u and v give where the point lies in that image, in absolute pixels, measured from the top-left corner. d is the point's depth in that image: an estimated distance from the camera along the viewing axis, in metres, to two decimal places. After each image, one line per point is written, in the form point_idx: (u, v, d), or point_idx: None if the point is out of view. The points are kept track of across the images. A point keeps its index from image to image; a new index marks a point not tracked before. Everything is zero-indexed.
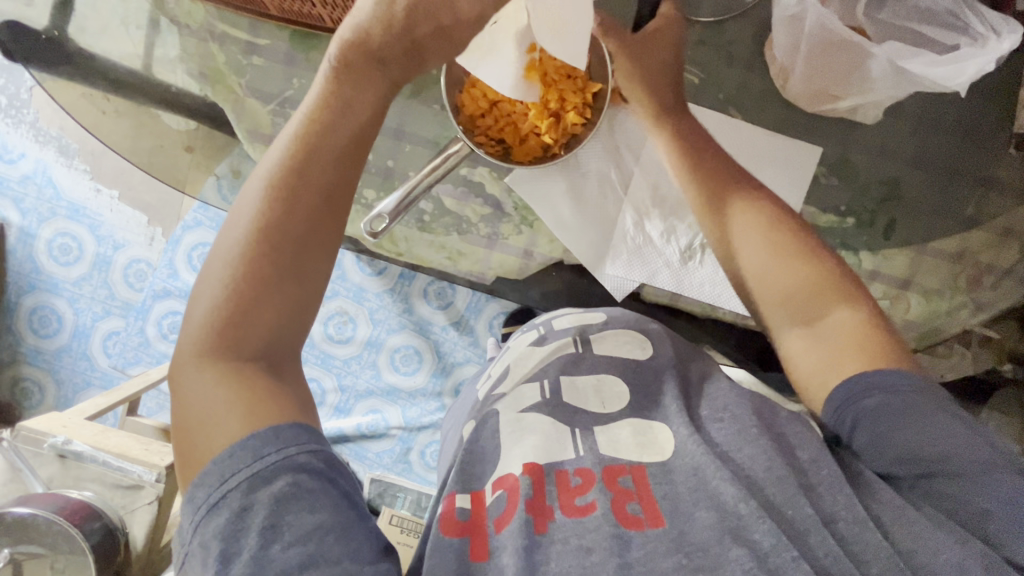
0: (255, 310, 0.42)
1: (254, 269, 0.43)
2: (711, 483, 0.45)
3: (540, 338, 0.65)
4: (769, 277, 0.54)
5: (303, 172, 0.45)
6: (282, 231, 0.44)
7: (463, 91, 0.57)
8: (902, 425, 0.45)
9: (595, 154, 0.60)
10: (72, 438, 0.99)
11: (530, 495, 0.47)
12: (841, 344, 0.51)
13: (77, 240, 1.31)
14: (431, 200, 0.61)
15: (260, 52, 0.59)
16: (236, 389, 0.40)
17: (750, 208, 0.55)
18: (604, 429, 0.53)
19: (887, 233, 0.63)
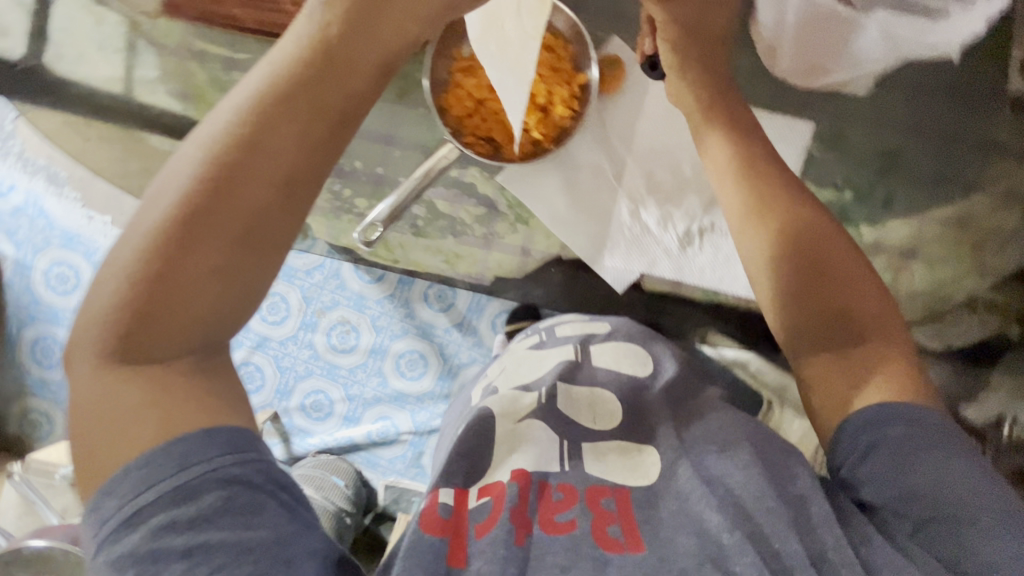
0: (166, 312, 0.36)
1: (162, 266, 0.36)
2: (695, 508, 0.46)
3: (541, 342, 0.67)
4: (807, 296, 0.49)
5: (255, 154, 0.36)
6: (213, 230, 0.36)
7: (448, 92, 0.56)
8: (915, 458, 0.44)
9: (585, 145, 0.60)
10: None
11: (514, 504, 0.47)
12: (867, 362, 0.48)
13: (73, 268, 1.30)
14: (423, 204, 0.61)
15: (240, 66, 0.57)
16: (150, 390, 0.36)
17: (790, 221, 0.50)
18: (591, 445, 0.54)
19: (888, 204, 0.61)
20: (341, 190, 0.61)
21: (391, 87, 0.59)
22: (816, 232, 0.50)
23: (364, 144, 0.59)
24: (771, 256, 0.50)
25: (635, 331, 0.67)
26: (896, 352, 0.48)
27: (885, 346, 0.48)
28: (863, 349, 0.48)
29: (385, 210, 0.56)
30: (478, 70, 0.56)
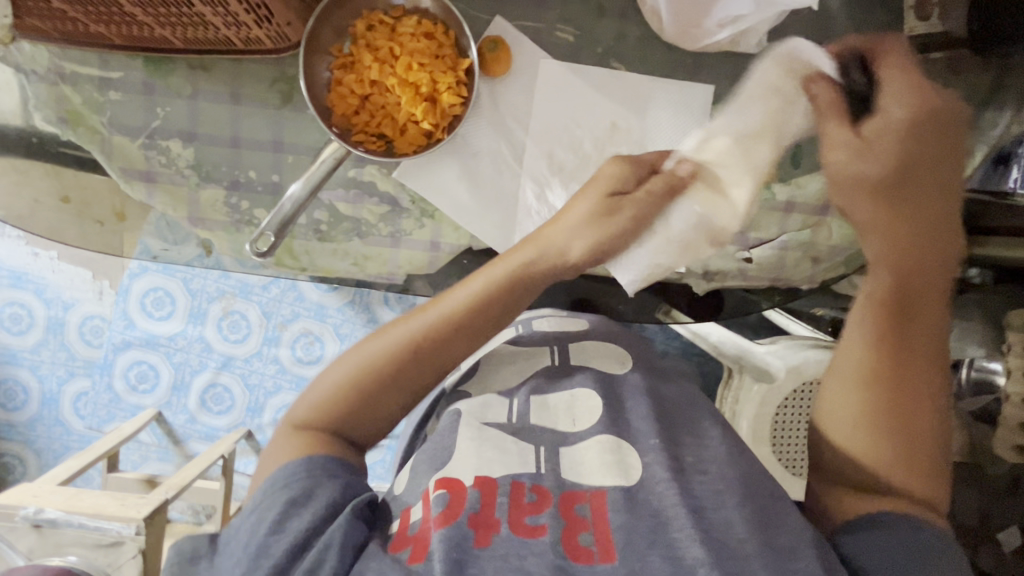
0: (376, 413, 0.56)
1: (395, 381, 0.56)
2: (673, 534, 0.47)
3: (516, 337, 0.67)
4: (874, 427, 0.55)
5: (442, 341, 0.56)
6: (434, 361, 0.56)
7: (331, 91, 0.55)
8: (772, 499, 0.51)
9: (481, 131, 0.58)
10: (43, 507, 0.98)
11: (474, 509, 0.49)
12: (918, 429, 0.54)
13: (26, 307, 1.27)
14: (325, 209, 0.59)
15: (115, 86, 0.57)
16: (306, 441, 0.54)
17: (858, 375, 0.58)
18: (569, 450, 0.55)
19: (796, 161, 0.61)
20: (237, 204, 0.59)
21: (275, 93, 0.57)
22: (930, 223, 0.57)
23: (257, 153, 0.58)
24: (865, 319, 0.57)
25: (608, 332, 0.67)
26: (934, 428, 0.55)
27: (928, 450, 0.54)
28: (931, 417, 0.55)
29: (288, 208, 0.55)
30: (358, 66, 0.55)
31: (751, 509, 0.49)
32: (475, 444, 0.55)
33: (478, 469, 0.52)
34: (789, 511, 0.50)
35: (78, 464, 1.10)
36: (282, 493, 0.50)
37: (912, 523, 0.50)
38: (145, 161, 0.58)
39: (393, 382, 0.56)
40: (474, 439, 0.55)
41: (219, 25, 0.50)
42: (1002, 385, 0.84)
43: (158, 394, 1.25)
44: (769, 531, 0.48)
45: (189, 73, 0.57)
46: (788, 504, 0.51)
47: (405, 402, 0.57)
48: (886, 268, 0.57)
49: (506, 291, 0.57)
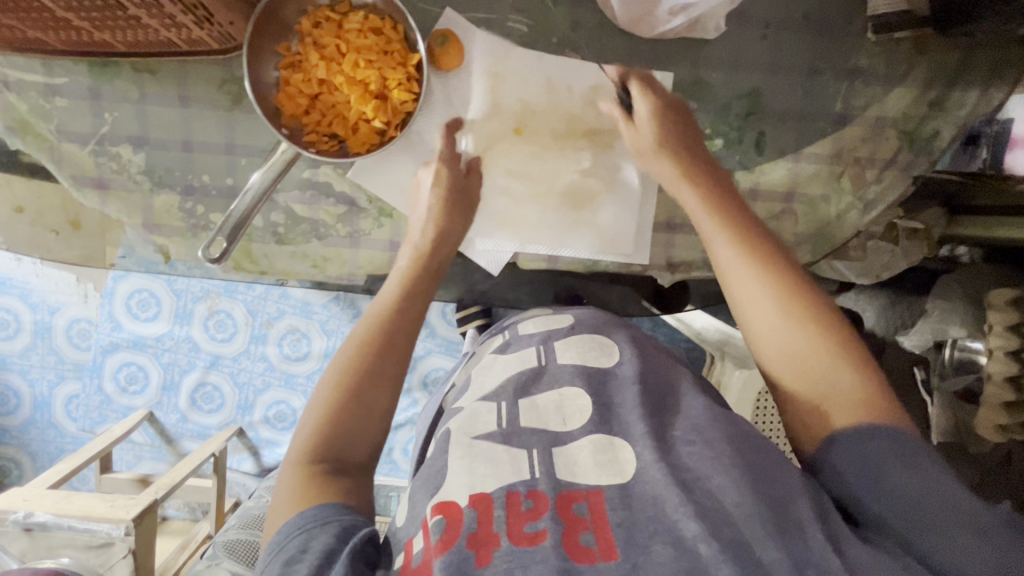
0: (363, 422, 0.50)
1: (363, 382, 0.51)
2: (671, 516, 0.40)
3: (505, 345, 0.62)
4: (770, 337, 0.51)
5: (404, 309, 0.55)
6: (388, 352, 0.53)
7: (279, 91, 0.54)
8: (762, 454, 0.45)
9: (436, 128, 0.57)
10: (33, 511, 0.99)
11: (473, 530, 0.41)
12: (811, 364, 0.49)
13: (9, 311, 1.23)
14: (281, 211, 0.59)
15: (61, 92, 0.56)
16: (302, 485, 0.46)
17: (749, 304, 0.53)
18: (562, 451, 0.47)
19: (759, 147, 0.60)
20: (193, 208, 0.58)
21: (225, 94, 0.56)
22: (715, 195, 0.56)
23: (209, 157, 0.58)
24: (730, 260, 0.54)
25: (596, 321, 0.61)
26: (834, 351, 0.48)
27: (845, 393, 0.47)
28: (818, 352, 0.49)
29: (240, 209, 0.54)
30: (306, 64, 0.54)
31: (744, 472, 0.43)
32: (467, 460, 0.46)
33: (471, 487, 0.44)
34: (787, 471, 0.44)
35: (69, 467, 1.11)
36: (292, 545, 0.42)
37: (897, 443, 0.43)
38: (97, 168, 0.57)
39: (365, 376, 0.52)
40: (465, 456, 0.47)
41: (158, 27, 0.49)
42: (983, 363, 0.83)
43: (149, 395, 1.23)
44: (764, 484, 0.42)
45: (135, 76, 0.56)
46: (783, 464, 0.45)
47: (376, 398, 0.51)
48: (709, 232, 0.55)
49: (433, 255, 0.57)
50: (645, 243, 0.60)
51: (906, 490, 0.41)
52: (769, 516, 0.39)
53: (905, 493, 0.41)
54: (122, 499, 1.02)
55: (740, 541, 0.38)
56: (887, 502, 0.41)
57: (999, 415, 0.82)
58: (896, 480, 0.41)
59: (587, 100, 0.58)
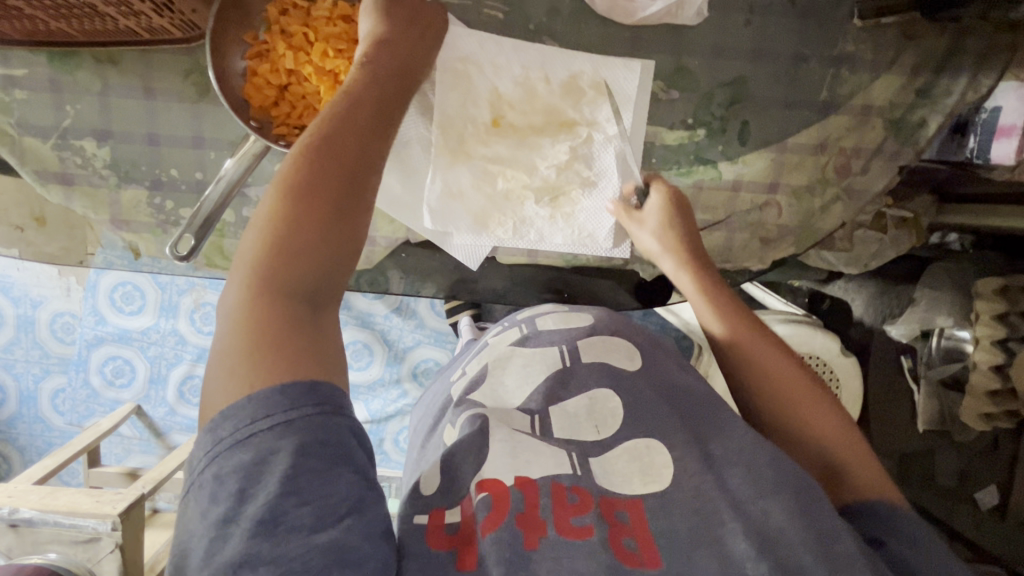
0: (320, 240, 0.36)
1: (322, 199, 0.37)
2: (717, 530, 0.38)
3: (522, 338, 0.58)
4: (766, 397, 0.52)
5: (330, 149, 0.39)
6: (348, 193, 0.38)
7: (246, 82, 0.52)
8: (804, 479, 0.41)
9: (410, 118, 0.56)
10: (18, 507, 0.97)
11: (523, 512, 0.39)
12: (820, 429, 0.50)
13: None
14: (253, 206, 0.57)
15: (20, 84, 0.54)
16: (242, 358, 0.33)
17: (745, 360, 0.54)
18: (598, 459, 0.44)
19: (742, 137, 0.58)
20: (162, 204, 0.57)
21: (190, 86, 0.54)
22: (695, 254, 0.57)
23: (177, 150, 0.56)
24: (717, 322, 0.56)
25: (621, 324, 0.58)
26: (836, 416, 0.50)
27: (857, 458, 0.48)
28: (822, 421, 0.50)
29: (217, 194, 0.53)
30: (273, 54, 0.52)
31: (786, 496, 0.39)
32: (507, 443, 0.44)
33: (515, 470, 0.41)
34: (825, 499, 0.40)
35: (55, 463, 1.10)
36: (228, 478, 0.31)
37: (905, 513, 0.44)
38: (60, 163, 0.55)
39: (307, 217, 0.36)
40: (507, 440, 0.44)
41: (116, 16, 0.46)
42: (970, 352, 0.81)
43: (136, 389, 1.20)
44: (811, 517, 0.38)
45: (96, 67, 0.54)
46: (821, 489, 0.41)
47: (337, 271, 0.37)
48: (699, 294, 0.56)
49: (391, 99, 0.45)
50: (624, 235, 0.60)
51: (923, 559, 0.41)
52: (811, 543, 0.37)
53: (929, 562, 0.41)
54: (109, 494, 1.02)
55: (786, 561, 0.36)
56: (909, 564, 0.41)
57: (984, 403, 0.83)
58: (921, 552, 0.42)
59: (563, 91, 0.56)
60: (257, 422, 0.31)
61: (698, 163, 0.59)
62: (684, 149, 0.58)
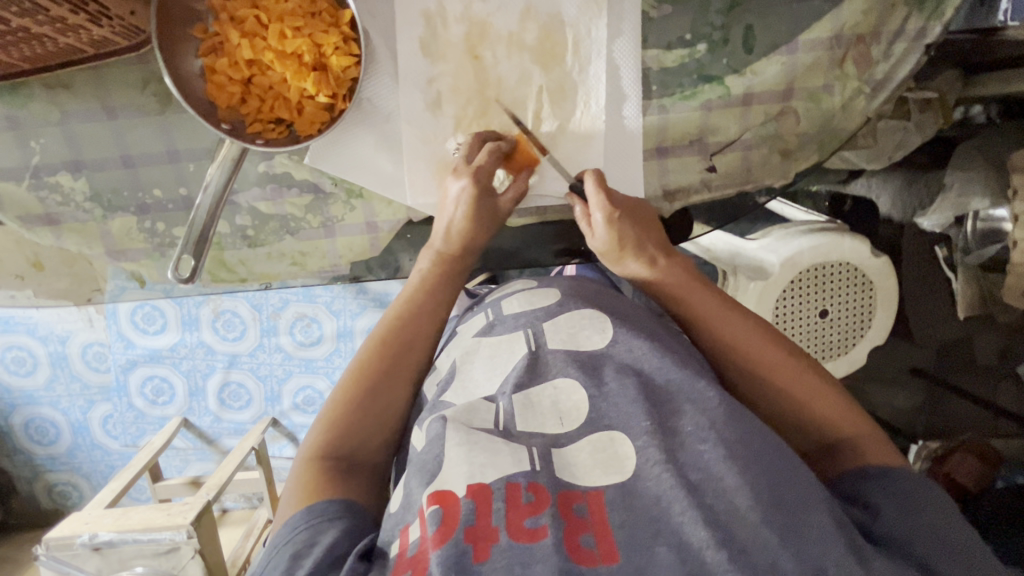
0: (383, 400, 0.52)
1: (379, 386, 0.52)
2: (675, 518, 0.36)
3: (488, 326, 0.56)
4: (775, 404, 0.51)
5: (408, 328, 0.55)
6: (397, 374, 0.53)
7: (206, 81, 0.48)
8: (774, 452, 0.40)
9: (387, 89, 0.52)
10: (97, 531, 1.02)
11: (471, 523, 0.36)
12: (807, 394, 0.50)
13: (25, 348, 1.19)
14: (246, 213, 0.55)
15: None
16: (309, 477, 0.47)
17: (738, 352, 0.52)
18: (558, 452, 0.41)
19: (747, 45, 0.53)
20: (153, 227, 0.55)
21: (151, 96, 0.51)
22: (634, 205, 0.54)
23: (154, 169, 0.53)
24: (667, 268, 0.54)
25: (585, 298, 0.56)
26: (796, 362, 0.51)
27: (831, 409, 0.50)
28: (808, 382, 0.50)
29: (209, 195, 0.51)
30: (227, 45, 0.48)
31: (758, 471, 0.38)
32: (464, 447, 0.40)
33: (469, 477, 0.38)
34: (793, 465, 0.40)
35: (120, 484, 1.11)
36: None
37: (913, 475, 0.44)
38: (41, 204, 0.53)
39: (381, 374, 0.52)
40: (463, 444, 0.41)
41: (53, 35, 0.43)
42: (1009, 230, 0.77)
43: (178, 403, 1.23)
44: (778, 486, 0.37)
45: (50, 95, 0.51)
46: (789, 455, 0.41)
47: (389, 417, 0.52)
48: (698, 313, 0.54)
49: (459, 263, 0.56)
50: (636, 176, 0.56)
51: (935, 523, 0.40)
52: (776, 517, 0.36)
53: (940, 522, 0.40)
54: (178, 506, 1.06)
55: (753, 547, 0.34)
56: (905, 526, 0.40)
57: None
58: (935, 519, 0.40)
59: (549, 25, 0.51)
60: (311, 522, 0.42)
61: (704, 82, 0.54)
62: (687, 69, 0.54)
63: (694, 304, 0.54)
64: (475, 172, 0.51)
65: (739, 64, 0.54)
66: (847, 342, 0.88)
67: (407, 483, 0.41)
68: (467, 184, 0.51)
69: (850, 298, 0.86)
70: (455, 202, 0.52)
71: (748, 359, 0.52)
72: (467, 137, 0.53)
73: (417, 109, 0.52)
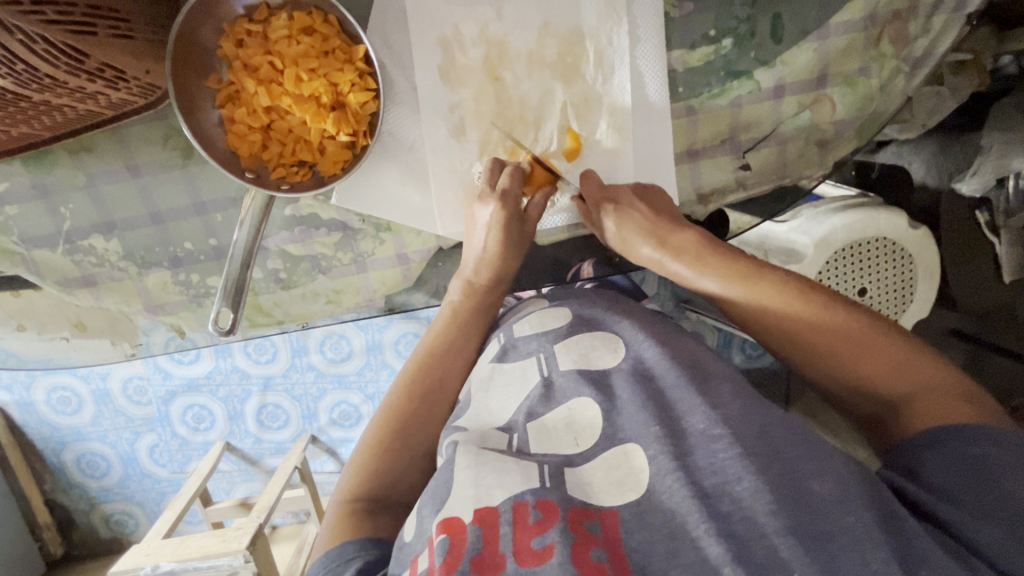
0: (417, 435, 0.48)
1: (414, 422, 0.49)
2: (690, 534, 0.32)
3: (502, 352, 0.50)
4: (826, 375, 0.46)
5: (438, 359, 0.52)
6: (431, 408, 0.50)
7: (227, 132, 0.48)
8: (802, 448, 0.36)
9: (405, 120, 0.51)
10: (158, 562, 0.96)
11: (478, 551, 0.32)
12: (866, 364, 0.44)
13: (71, 389, 1.05)
14: (277, 257, 0.55)
15: (8, 200, 0.52)
16: (341, 516, 0.43)
17: (780, 326, 0.47)
18: (573, 471, 0.38)
19: (775, 34, 0.51)
20: (187, 279, 0.55)
21: (173, 150, 0.51)
22: (656, 210, 0.53)
23: (183, 222, 0.53)
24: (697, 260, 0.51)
25: (607, 312, 0.51)
26: (844, 324, 0.45)
27: (892, 371, 0.43)
28: (856, 344, 0.44)
29: (242, 239, 0.50)
30: (244, 94, 0.47)
31: (775, 471, 0.34)
32: (473, 470, 0.37)
33: (475, 500, 0.35)
34: (834, 462, 0.35)
35: (175, 512, 1.02)
36: None
37: (993, 436, 0.37)
38: (77, 267, 0.54)
39: (415, 407, 0.50)
40: (472, 466, 0.37)
41: (72, 103, 0.43)
42: None
43: (220, 428, 1.09)
44: (805, 481, 0.34)
45: (74, 159, 0.51)
46: (826, 451, 0.36)
47: (420, 452, 0.48)
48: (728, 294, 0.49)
49: (485, 294, 0.54)
50: (669, 184, 0.54)
51: (1001, 493, 0.35)
52: (800, 519, 0.32)
53: (1015, 492, 0.34)
54: (232, 530, 1.00)
55: (769, 562, 0.30)
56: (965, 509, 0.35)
57: None
58: (987, 482, 0.35)
59: (567, 37, 0.50)
60: (350, 560, 0.39)
61: (732, 78, 0.52)
62: (713, 67, 0.51)
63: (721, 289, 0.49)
64: (502, 196, 0.51)
65: (766, 55, 0.51)
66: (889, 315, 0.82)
67: (419, 509, 0.38)
68: (496, 209, 0.51)
69: (891, 274, 0.80)
70: (485, 226, 0.52)
71: (793, 338, 0.47)
72: (485, 161, 0.53)
73: (441, 137, 0.51)
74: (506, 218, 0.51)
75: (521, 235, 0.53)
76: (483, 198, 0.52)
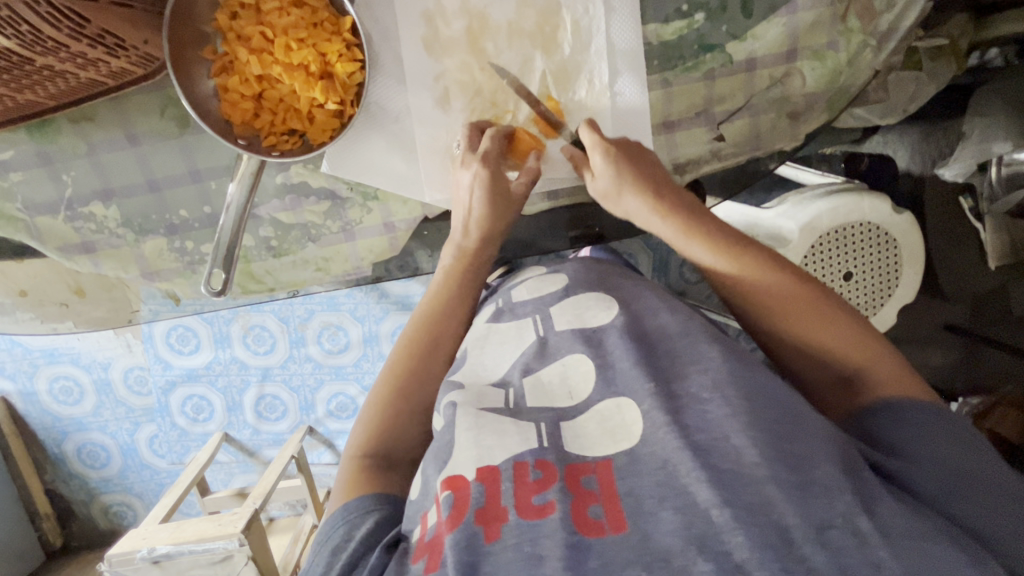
0: (416, 395, 0.50)
1: (413, 382, 0.50)
2: (681, 480, 0.33)
3: (498, 313, 0.53)
4: (790, 344, 0.47)
5: (435, 324, 0.54)
6: (428, 369, 0.52)
7: (220, 100, 0.50)
8: (784, 412, 0.36)
9: (390, 90, 0.53)
10: (155, 545, 0.97)
11: (481, 505, 0.33)
12: (829, 336, 0.45)
13: (72, 378, 1.07)
14: (268, 224, 0.57)
15: (13, 166, 0.54)
16: (348, 477, 0.45)
17: (753, 293, 0.48)
18: (568, 424, 0.39)
19: (745, 9, 0.53)
20: (182, 246, 0.57)
21: (170, 120, 0.53)
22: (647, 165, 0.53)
23: (179, 191, 0.55)
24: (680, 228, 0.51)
25: (597, 278, 0.52)
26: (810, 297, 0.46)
27: (852, 344, 0.45)
28: (822, 315, 0.46)
29: (236, 209, 0.52)
30: (237, 64, 0.50)
31: (763, 426, 0.34)
32: (473, 432, 0.38)
33: (478, 460, 0.36)
34: (809, 423, 0.36)
35: (174, 498, 1.03)
36: None
37: (934, 408, 0.40)
38: (77, 233, 0.56)
39: (413, 370, 0.51)
40: (472, 428, 0.38)
41: (74, 70, 0.45)
42: None
43: (219, 419, 1.10)
44: (783, 441, 0.34)
45: (76, 129, 0.54)
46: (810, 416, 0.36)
47: (418, 411, 0.49)
48: (715, 264, 0.49)
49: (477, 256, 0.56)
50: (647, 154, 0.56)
51: (946, 453, 0.38)
52: (783, 471, 0.32)
53: (955, 455, 0.38)
54: (229, 515, 1.01)
55: (757, 503, 0.31)
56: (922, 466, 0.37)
57: None
58: (941, 448, 0.38)
59: (546, 11, 0.52)
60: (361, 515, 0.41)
61: (705, 51, 0.54)
62: (686, 41, 0.54)
63: (710, 265, 0.50)
64: (483, 156, 0.52)
65: (737, 30, 0.53)
66: (875, 301, 0.83)
67: (424, 469, 0.39)
68: (478, 169, 0.52)
69: (875, 259, 0.81)
70: (468, 188, 0.53)
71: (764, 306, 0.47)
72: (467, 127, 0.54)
73: (425, 105, 0.54)
74: (490, 178, 0.52)
75: (505, 196, 0.54)
76: (467, 159, 0.53)
